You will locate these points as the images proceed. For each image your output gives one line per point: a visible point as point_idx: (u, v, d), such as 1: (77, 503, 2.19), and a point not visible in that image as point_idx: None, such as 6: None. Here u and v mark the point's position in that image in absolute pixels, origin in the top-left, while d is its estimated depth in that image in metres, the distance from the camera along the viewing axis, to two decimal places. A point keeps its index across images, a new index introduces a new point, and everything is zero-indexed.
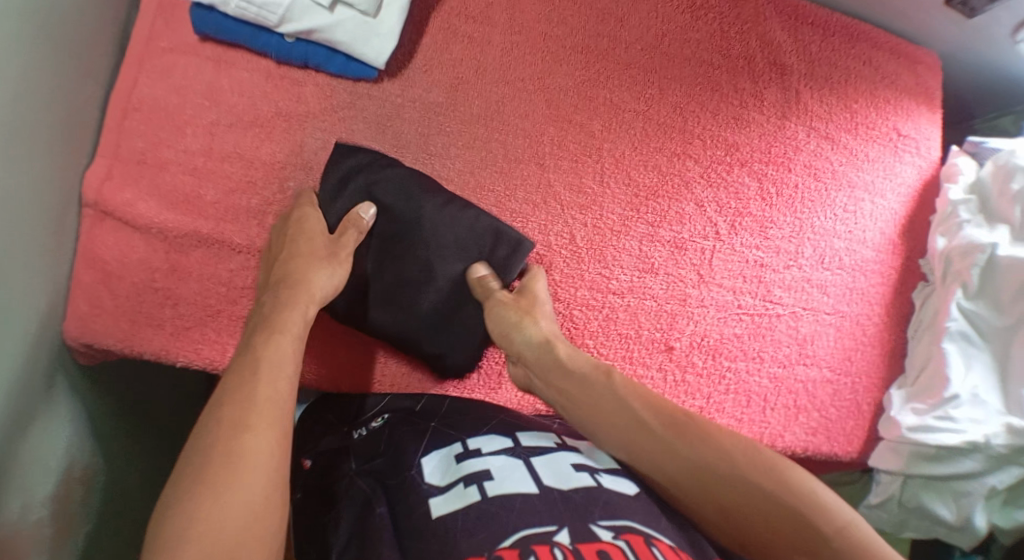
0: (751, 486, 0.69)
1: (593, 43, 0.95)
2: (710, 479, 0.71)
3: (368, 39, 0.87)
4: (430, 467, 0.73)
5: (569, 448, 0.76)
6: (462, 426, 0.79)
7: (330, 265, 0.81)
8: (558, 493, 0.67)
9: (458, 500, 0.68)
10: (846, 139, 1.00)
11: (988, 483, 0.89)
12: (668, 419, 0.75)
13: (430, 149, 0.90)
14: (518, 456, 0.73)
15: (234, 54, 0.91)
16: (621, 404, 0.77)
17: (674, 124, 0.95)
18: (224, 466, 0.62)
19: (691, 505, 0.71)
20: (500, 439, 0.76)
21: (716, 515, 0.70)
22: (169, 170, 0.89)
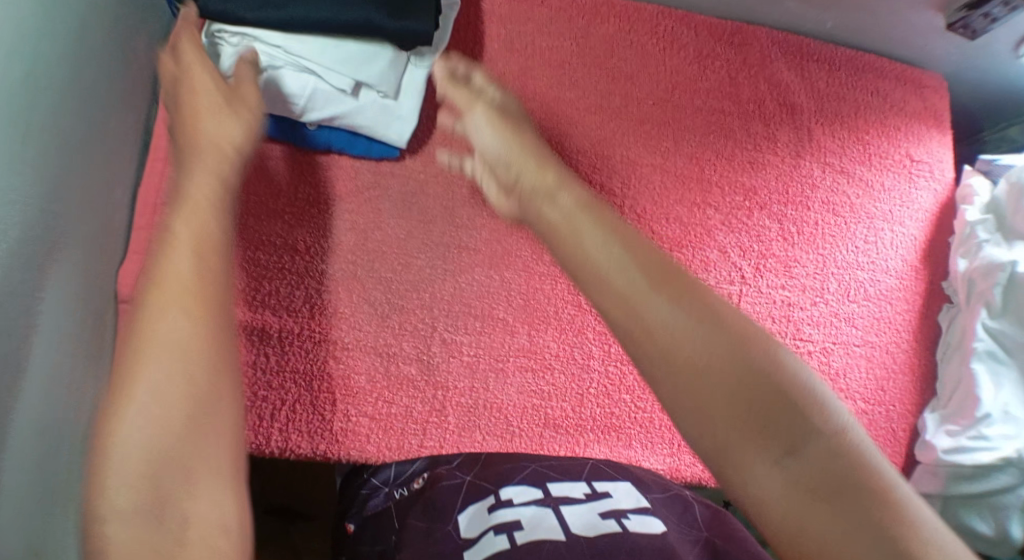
0: (732, 355, 0.53)
1: (605, 101, 0.96)
2: (668, 338, 0.55)
3: (390, 122, 0.90)
4: (466, 523, 0.77)
5: (597, 494, 0.80)
6: (496, 478, 0.83)
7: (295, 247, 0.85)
8: (584, 538, 0.71)
9: (487, 546, 0.72)
10: (861, 171, 1.01)
11: None
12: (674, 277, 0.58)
13: (457, 222, 0.93)
14: (548, 505, 0.77)
15: (258, 146, 0.92)
16: (618, 259, 0.59)
17: (691, 175, 0.96)
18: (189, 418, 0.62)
19: (677, 381, 0.54)
20: (531, 490, 0.80)
21: (706, 396, 0.53)
22: None
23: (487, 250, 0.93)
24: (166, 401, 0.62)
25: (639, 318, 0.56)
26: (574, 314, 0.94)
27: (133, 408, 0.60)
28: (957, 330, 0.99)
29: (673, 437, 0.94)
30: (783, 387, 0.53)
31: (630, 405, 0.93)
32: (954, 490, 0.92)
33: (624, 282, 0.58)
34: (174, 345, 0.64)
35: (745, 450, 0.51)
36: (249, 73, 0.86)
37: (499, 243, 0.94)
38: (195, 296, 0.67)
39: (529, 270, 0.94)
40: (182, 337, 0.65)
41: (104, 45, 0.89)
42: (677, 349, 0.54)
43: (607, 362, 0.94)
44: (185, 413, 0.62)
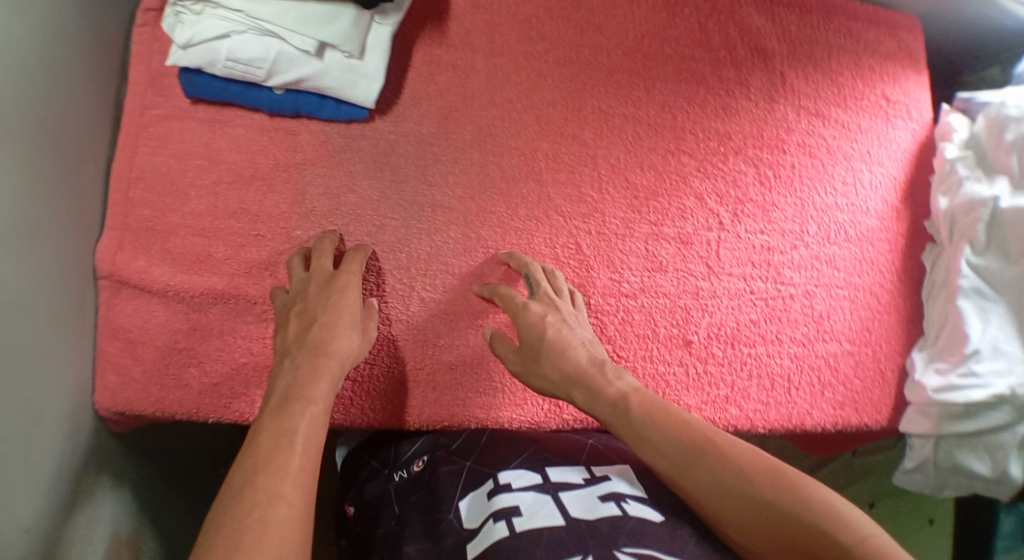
0: (758, 483, 0.71)
1: (574, 54, 0.96)
2: (714, 493, 0.72)
3: (357, 82, 0.89)
4: (467, 510, 0.75)
5: (597, 478, 0.77)
6: (494, 463, 0.80)
7: (354, 334, 0.83)
8: (585, 523, 0.69)
9: (487, 536, 0.70)
10: (837, 113, 1.00)
11: (1020, 432, 0.90)
12: (708, 456, 0.73)
13: (429, 180, 0.92)
14: (547, 491, 0.75)
15: (228, 113, 0.93)
16: (667, 428, 0.76)
17: (664, 123, 0.96)
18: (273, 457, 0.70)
19: (722, 516, 0.71)
20: (530, 474, 0.78)
21: (752, 528, 0.70)
22: (178, 234, 0.92)
23: (461, 208, 0.91)
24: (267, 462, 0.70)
25: (692, 479, 0.73)
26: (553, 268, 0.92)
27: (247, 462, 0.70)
28: (938, 267, 0.98)
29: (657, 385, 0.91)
30: (791, 492, 0.70)
31: (613, 355, 0.91)
32: (947, 430, 0.92)
33: (681, 461, 0.74)
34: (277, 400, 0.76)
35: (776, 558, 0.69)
36: (212, 41, 0.86)
37: (473, 201, 0.92)
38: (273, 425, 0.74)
39: (503, 226, 0.92)
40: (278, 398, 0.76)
41: (70, 19, 0.88)
42: (722, 503, 0.71)
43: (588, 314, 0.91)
44: (278, 464, 0.70)
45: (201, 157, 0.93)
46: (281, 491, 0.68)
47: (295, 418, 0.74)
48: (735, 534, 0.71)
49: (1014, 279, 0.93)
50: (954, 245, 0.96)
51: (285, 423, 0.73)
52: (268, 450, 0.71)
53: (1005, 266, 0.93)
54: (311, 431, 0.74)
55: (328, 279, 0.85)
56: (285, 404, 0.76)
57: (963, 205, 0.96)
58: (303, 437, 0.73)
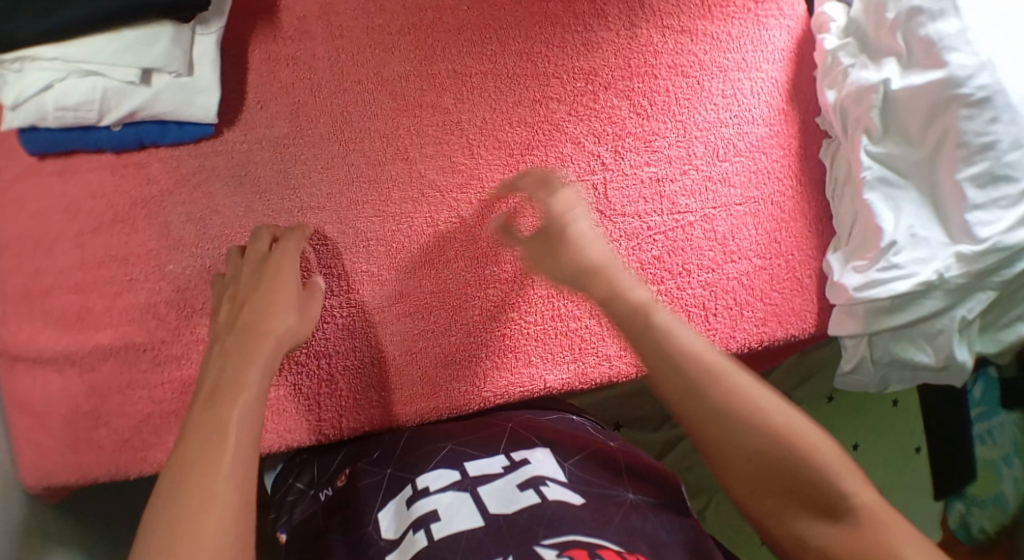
0: (777, 427, 0.62)
1: (417, 19, 0.91)
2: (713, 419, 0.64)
3: (193, 99, 0.85)
4: (388, 521, 0.73)
5: (517, 465, 0.75)
6: (413, 465, 0.78)
7: (282, 308, 0.76)
8: (503, 519, 0.68)
9: (408, 548, 0.68)
10: (704, 26, 0.96)
11: (958, 316, 0.88)
12: (713, 381, 0.65)
13: (293, 183, 0.88)
14: (466, 488, 0.73)
15: (75, 161, 0.89)
16: (662, 355, 0.67)
17: (525, 72, 0.92)
18: (200, 456, 0.61)
19: (734, 450, 0.63)
20: (449, 472, 0.75)
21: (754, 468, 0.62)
22: (54, 295, 0.88)
23: (332, 205, 0.88)
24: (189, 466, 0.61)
25: (696, 403, 0.65)
26: (438, 248, 0.90)
27: (174, 466, 0.61)
28: (841, 164, 0.95)
29: (571, 341, 0.90)
30: (803, 440, 0.62)
31: (520, 322, 0.90)
32: (879, 327, 0.89)
33: (684, 386, 0.65)
34: (202, 394, 0.67)
35: (777, 502, 0.62)
36: (37, 96, 0.81)
37: (342, 195, 0.89)
38: (196, 422, 0.64)
39: (379, 214, 0.89)
40: (205, 389, 0.68)
41: None
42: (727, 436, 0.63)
43: (487, 285, 0.90)
44: (203, 464, 0.61)
45: (57, 211, 0.89)
46: (213, 486, 0.59)
47: (224, 406, 0.65)
48: (729, 474, 0.63)
49: (916, 161, 0.91)
50: (852, 138, 0.93)
51: (215, 414, 0.64)
52: (195, 448, 0.62)
53: (906, 150, 0.91)
54: (247, 415, 0.65)
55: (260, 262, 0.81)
56: (219, 386, 0.67)
57: (854, 95, 0.92)
58: (235, 426, 0.64)
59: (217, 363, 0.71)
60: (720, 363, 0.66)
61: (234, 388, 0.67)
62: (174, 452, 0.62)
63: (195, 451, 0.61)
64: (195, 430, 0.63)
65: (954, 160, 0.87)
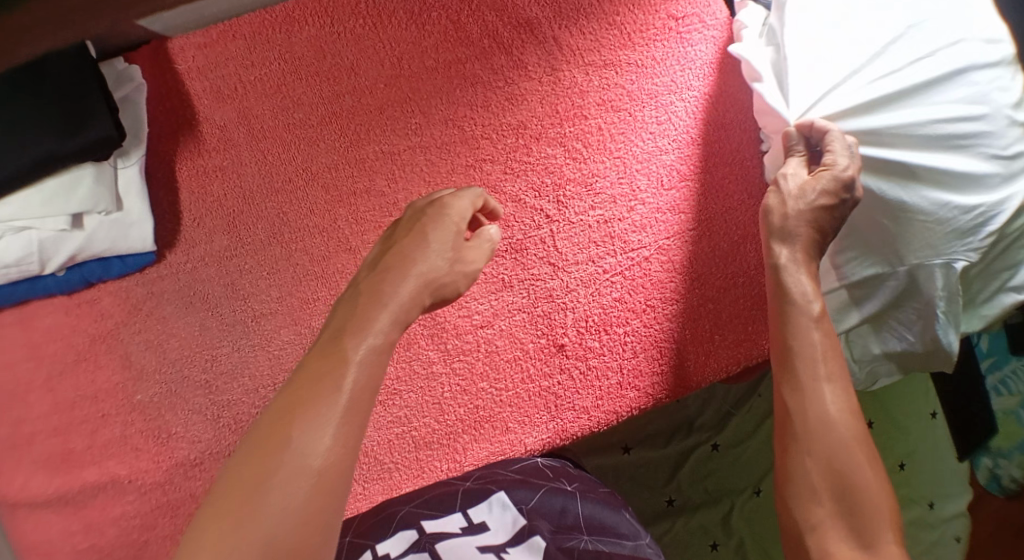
0: (843, 444, 0.72)
1: (337, 107, 0.91)
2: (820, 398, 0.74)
3: (127, 233, 0.85)
4: None
5: (474, 527, 0.78)
6: (372, 531, 0.79)
7: (455, 229, 0.78)
8: None
9: None
10: (626, 55, 0.94)
11: (936, 291, 0.81)
12: (810, 369, 0.76)
13: (242, 293, 0.88)
14: (425, 550, 0.76)
15: (31, 307, 0.90)
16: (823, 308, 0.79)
17: (454, 138, 0.91)
18: (298, 403, 0.61)
19: (811, 454, 0.72)
20: (406, 535, 0.77)
21: (818, 475, 0.71)
22: (35, 443, 0.89)
23: (284, 308, 0.88)
24: (284, 417, 0.60)
25: (815, 365, 0.76)
26: None
27: (274, 412, 0.61)
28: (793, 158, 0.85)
29: (546, 401, 0.89)
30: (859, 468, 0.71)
31: (492, 390, 0.89)
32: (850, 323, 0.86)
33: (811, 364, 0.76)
34: (363, 324, 0.67)
35: (825, 514, 0.70)
36: None
37: (293, 296, 0.88)
38: (332, 357, 0.64)
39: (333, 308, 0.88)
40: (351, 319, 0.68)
41: None
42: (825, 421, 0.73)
43: (453, 359, 0.90)
44: (291, 417, 0.60)
45: (21, 359, 0.90)
46: (320, 433, 0.59)
47: (345, 356, 0.64)
48: (789, 457, 0.73)
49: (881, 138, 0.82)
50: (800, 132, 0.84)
51: (331, 364, 0.63)
52: (301, 395, 0.61)
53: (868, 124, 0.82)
54: (366, 367, 0.64)
55: (430, 205, 0.80)
56: (356, 325, 0.67)
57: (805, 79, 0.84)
58: (340, 372, 0.63)
59: (390, 280, 0.72)
60: (834, 392, 0.74)
61: (381, 312, 0.69)
62: (272, 403, 0.62)
63: (292, 400, 0.61)
64: (296, 382, 0.62)
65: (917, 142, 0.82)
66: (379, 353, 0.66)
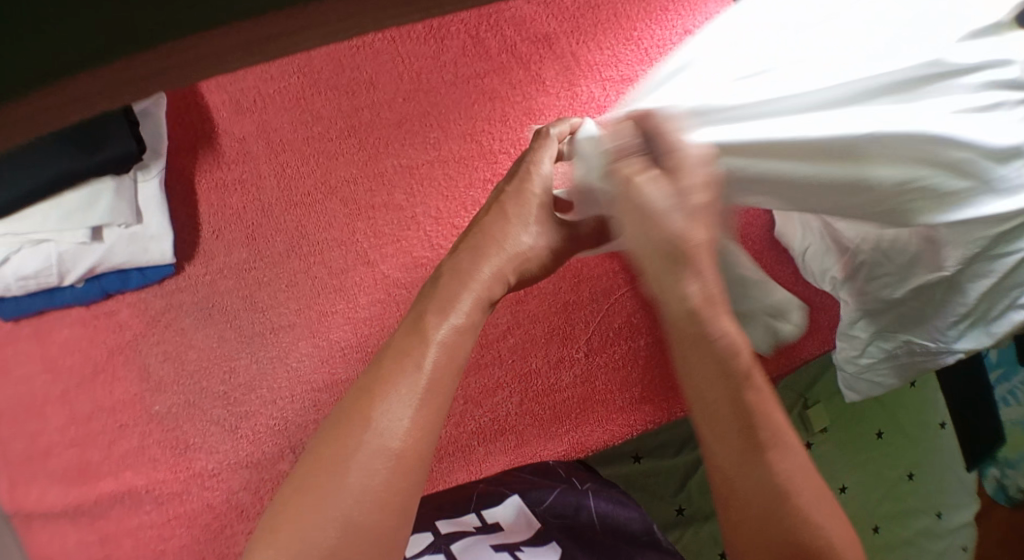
0: (818, 555, 0.54)
1: (355, 120, 0.91)
2: (744, 437, 0.58)
3: (147, 246, 0.86)
4: None
5: (489, 527, 0.77)
6: None
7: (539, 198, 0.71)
8: None
9: None
10: (643, 70, 0.94)
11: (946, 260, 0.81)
12: (743, 435, 0.58)
13: (260, 305, 0.89)
14: (441, 551, 0.74)
15: (48, 318, 0.90)
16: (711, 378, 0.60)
17: (471, 152, 0.91)
18: (373, 388, 0.58)
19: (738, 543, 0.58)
20: (422, 537, 0.76)
21: (758, 555, 0.55)
22: (53, 453, 0.90)
23: (303, 320, 0.88)
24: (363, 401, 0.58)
25: (743, 429, 0.58)
26: None
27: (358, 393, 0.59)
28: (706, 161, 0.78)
29: (564, 414, 0.90)
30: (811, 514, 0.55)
31: (508, 403, 0.90)
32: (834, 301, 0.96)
33: (731, 412, 0.59)
34: (447, 303, 0.64)
35: None
36: None
37: (311, 308, 0.88)
38: (407, 339, 0.62)
39: (352, 320, 0.88)
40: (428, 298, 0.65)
41: None
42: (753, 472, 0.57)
43: (469, 372, 0.90)
44: (367, 403, 0.58)
45: (40, 371, 0.90)
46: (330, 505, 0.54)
47: (428, 336, 0.61)
48: None
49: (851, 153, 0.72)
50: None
51: (420, 345, 0.61)
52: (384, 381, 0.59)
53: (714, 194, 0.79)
54: (366, 467, 0.55)
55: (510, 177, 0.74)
56: (361, 400, 0.58)
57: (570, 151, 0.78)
58: (359, 464, 0.55)
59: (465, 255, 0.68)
60: (783, 454, 0.57)
61: (465, 291, 0.65)
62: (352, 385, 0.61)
63: (369, 384, 0.59)
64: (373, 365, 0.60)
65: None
66: (408, 402, 0.58)
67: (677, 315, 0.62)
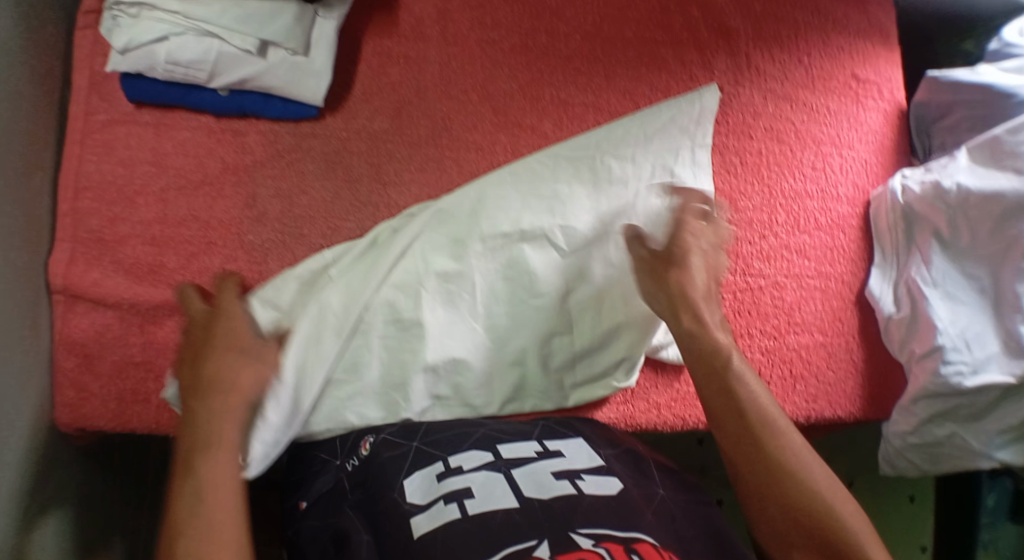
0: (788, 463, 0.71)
1: (531, 41, 0.93)
2: (761, 448, 0.72)
3: (302, 80, 0.86)
4: (411, 487, 0.73)
5: (549, 453, 0.76)
6: (444, 444, 0.78)
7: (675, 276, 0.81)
8: (537, 502, 0.69)
9: (438, 514, 0.69)
10: (804, 96, 0.97)
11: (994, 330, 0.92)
12: (731, 408, 0.74)
13: (384, 178, 0.89)
14: (499, 469, 0.74)
15: (173, 116, 0.90)
16: (705, 371, 0.77)
17: (626, 111, 0.92)
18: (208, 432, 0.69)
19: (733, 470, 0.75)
20: (481, 453, 0.76)
21: (782, 522, 0.70)
22: (127, 244, 0.88)
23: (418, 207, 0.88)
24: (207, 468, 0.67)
25: (726, 400, 0.75)
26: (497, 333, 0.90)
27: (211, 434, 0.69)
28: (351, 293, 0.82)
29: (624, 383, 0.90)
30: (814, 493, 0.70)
31: None
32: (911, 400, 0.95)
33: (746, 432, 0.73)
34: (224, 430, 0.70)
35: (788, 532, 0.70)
36: (151, 44, 0.83)
37: (430, 198, 0.89)
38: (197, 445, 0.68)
39: None
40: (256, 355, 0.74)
41: (12, 37, 0.88)
42: (768, 462, 0.72)
43: None
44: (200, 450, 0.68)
45: (147, 162, 0.90)
46: (203, 498, 0.65)
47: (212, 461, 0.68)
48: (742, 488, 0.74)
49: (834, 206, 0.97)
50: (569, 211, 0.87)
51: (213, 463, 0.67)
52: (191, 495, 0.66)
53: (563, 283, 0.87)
54: (221, 459, 0.68)
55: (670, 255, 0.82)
56: (227, 411, 0.71)
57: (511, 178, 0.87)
58: (214, 451, 0.68)
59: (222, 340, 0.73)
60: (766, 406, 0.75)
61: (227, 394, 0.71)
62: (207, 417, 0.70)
63: (211, 427, 0.69)
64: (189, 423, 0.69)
65: (1016, 271, 0.90)
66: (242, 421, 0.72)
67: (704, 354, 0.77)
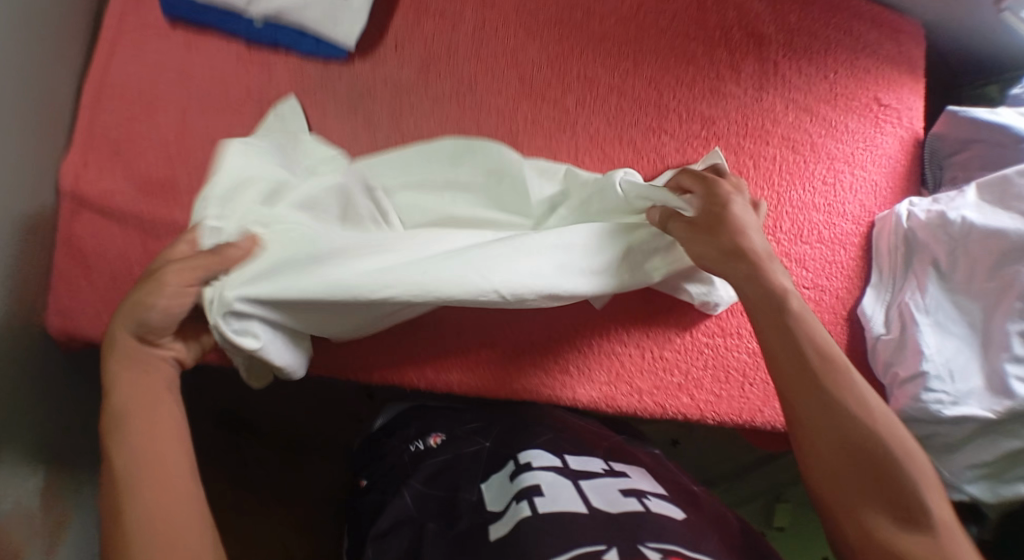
0: (837, 418, 0.69)
1: (566, 17, 0.95)
2: (848, 436, 0.69)
3: (338, 19, 0.89)
4: (490, 495, 0.77)
5: (616, 472, 0.79)
6: (511, 444, 0.85)
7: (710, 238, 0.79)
8: (606, 514, 0.69)
9: (511, 516, 0.71)
10: (825, 112, 0.99)
11: (980, 364, 0.91)
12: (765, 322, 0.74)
13: (402, 129, 0.89)
14: (566, 475, 0.76)
15: (204, 39, 0.92)
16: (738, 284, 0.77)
17: (648, 98, 0.93)
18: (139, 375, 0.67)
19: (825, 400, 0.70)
20: (549, 457, 0.80)
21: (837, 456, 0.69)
22: (142, 156, 0.89)
23: None
24: (142, 400, 0.66)
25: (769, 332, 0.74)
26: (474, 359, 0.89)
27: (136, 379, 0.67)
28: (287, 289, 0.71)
29: (610, 364, 0.92)
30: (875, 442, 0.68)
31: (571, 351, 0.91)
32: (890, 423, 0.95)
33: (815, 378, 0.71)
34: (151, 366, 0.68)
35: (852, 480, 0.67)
36: None
37: None
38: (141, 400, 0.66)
39: None
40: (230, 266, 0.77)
41: None
42: (844, 445, 0.68)
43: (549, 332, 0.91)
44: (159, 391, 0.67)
45: (172, 80, 0.91)
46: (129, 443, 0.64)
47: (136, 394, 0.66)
48: (827, 419, 0.69)
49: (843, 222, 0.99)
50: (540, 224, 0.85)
51: (139, 388, 0.67)
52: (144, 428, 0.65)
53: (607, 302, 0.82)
54: (131, 382, 0.67)
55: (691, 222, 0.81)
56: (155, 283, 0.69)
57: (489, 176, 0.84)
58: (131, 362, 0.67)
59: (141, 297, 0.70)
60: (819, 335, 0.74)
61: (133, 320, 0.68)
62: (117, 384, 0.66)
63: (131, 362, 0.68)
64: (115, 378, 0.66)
65: (1009, 311, 0.90)
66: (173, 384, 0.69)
67: (757, 305, 0.75)
